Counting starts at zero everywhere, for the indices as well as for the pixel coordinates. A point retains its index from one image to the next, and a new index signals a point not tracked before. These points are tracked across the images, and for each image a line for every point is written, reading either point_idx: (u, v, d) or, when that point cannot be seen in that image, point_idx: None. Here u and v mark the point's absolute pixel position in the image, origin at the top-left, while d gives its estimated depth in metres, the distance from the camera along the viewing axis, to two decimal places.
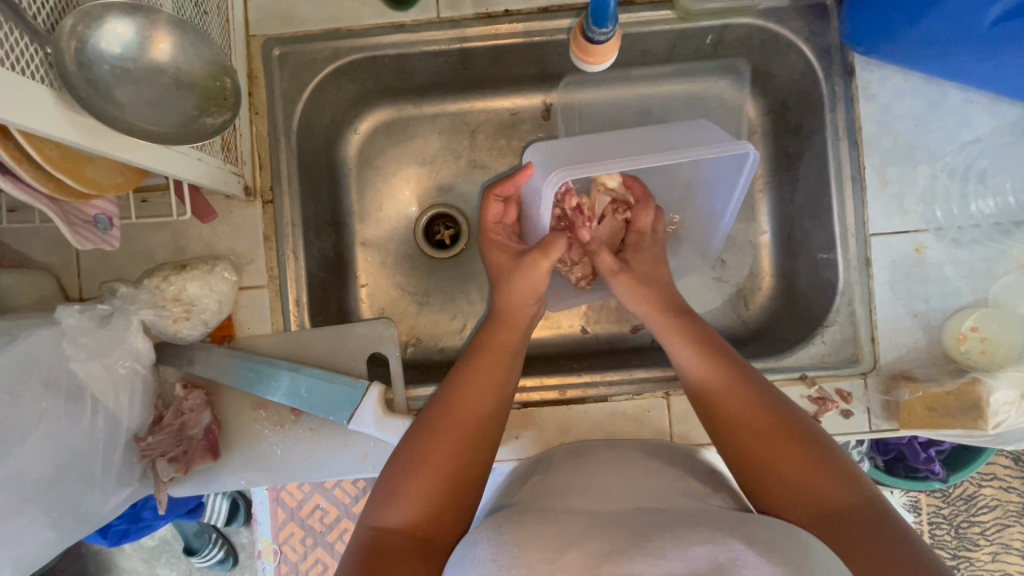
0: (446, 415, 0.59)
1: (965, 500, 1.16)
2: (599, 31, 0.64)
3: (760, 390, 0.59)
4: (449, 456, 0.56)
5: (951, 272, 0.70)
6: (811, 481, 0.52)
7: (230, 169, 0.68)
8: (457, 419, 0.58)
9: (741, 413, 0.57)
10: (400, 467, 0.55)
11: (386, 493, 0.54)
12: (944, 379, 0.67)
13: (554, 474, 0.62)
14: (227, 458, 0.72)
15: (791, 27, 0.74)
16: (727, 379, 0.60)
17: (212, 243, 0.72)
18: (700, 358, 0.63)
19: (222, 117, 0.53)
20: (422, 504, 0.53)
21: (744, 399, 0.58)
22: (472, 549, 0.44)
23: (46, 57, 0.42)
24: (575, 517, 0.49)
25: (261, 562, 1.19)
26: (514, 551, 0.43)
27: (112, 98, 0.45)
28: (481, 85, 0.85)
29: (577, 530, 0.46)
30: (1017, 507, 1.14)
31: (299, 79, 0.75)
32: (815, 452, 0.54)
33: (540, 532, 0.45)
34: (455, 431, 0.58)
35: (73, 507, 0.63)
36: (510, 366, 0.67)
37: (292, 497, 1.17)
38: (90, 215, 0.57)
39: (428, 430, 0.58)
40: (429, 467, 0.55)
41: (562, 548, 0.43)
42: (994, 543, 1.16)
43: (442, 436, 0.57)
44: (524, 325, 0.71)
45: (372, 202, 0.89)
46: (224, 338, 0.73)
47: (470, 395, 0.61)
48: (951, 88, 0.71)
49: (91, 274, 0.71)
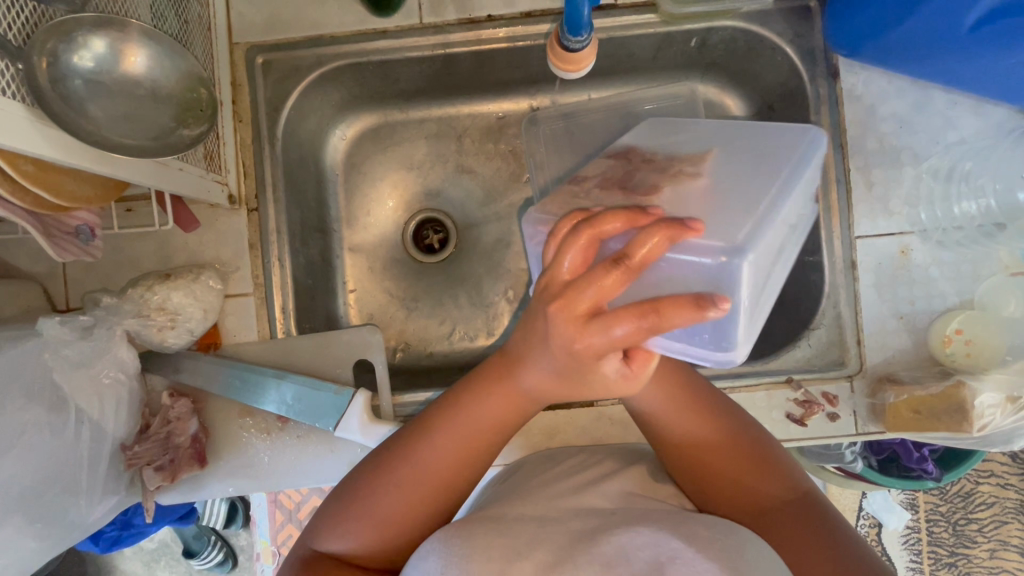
0: (381, 456, 0.55)
1: (962, 497, 1.16)
2: (573, 39, 0.64)
3: (704, 403, 0.54)
4: (399, 506, 0.53)
5: (937, 274, 0.70)
6: (745, 484, 0.52)
7: (213, 178, 0.68)
8: (405, 479, 0.53)
9: (681, 436, 0.53)
10: (339, 503, 0.55)
11: (331, 523, 0.54)
12: (930, 382, 0.67)
13: (526, 470, 0.61)
14: (214, 466, 0.72)
15: (775, 29, 0.74)
16: (664, 400, 0.53)
17: (197, 252, 0.72)
18: (655, 385, 0.52)
19: (199, 129, 0.54)
20: (373, 539, 0.53)
21: (680, 421, 0.53)
22: (423, 560, 0.45)
23: (19, 72, 0.41)
24: (527, 522, 0.49)
25: (260, 564, 1.21)
26: (464, 564, 0.44)
27: (86, 113, 0.46)
28: (467, 89, 0.85)
29: (529, 535, 0.47)
30: (1014, 504, 1.14)
31: (283, 87, 0.75)
32: (750, 453, 0.53)
33: (489, 542, 0.45)
34: (403, 486, 0.53)
35: (60, 517, 0.64)
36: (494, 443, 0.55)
37: (290, 499, 1.18)
38: (71, 227, 0.58)
39: (364, 474, 0.55)
40: (375, 514, 0.53)
41: (510, 561, 0.44)
42: (991, 539, 1.16)
43: (384, 486, 0.53)
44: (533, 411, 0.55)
45: (360, 208, 0.89)
46: (210, 346, 0.73)
47: (422, 454, 0.53)
48: (936, 89, 0.71)
49: (78, 284, 0.71)
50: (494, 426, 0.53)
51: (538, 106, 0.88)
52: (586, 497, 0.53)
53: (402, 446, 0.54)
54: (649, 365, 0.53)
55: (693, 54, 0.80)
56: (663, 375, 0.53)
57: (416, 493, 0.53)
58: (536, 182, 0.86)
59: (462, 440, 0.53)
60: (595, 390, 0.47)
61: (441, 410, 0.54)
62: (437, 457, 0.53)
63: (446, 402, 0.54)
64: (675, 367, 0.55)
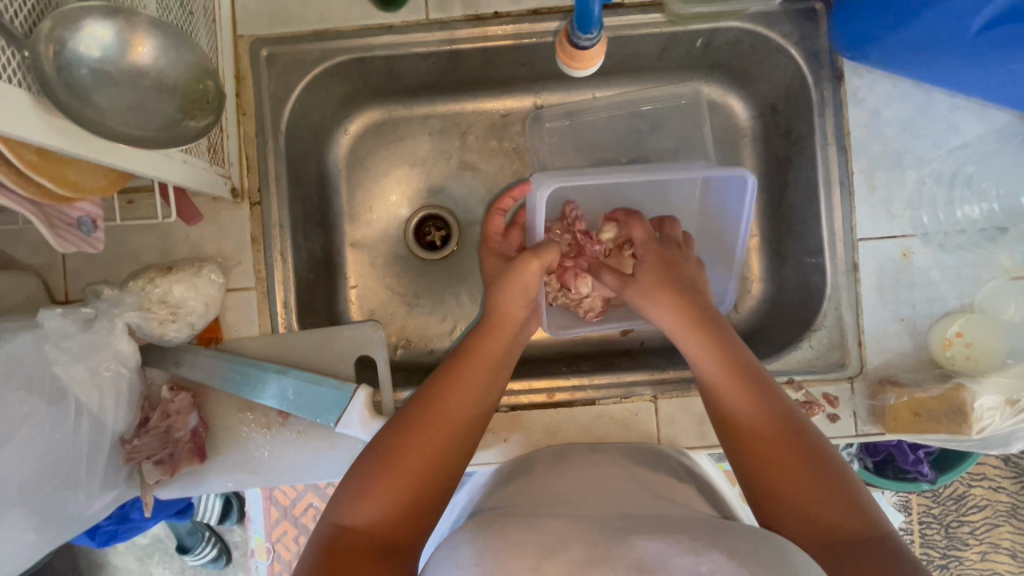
0: (424, 406, 0.61)
1: (955, 500, 1.16)
2: (584, 37, 0.64)
3: (771, 403, 0.58)
4: (431, 445, 0.57)
5: (937, 277, 0.71)
6: (796, 499, 0.51)
7: (216, 170, 0.67)
8: (440, 415, 0.60)
9: (741, 413, 0.58)
10: (376, 459, 0.57)
11: (355, 489, 0.54)
12: (930, 384, 0.68)
13: (536, 478, 0.63)
14: (214, 460, 0.72)
15: (781, 31, 0.74)
16: (722, 368, 0.61)
17: (198, 246, 0.72)
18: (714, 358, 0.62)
19: (205, 121, 0.52)
20: (393, 502, 0.53)
21: (740, 395, 0.59)
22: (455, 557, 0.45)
23: (24, 60, 0.41)
24: (556, 521, 0.50)
25: (253, 560, 1.20)
26: (499, 556, 0.44)
27: (91, 102, 0.45)
28: (471, 86, 0.85)
29: (558, 534, 0.47)
30: (1006, 507, 1.15)
31: (287, 81, 0.74)
32: (813, 476, 0.52)
33: (521, 539, 0.46)
34: (439, 426, 0.59)
35: (58, 510, 0.63)
36: (495, 372, 0.67)
37: (285, 495, 1.17)
38: (73, 218, 0.57)
39: (407, 425, 0.59)
40: (409, 454, 0.56)
41: (543, 556, 0.44)
42: (983, 542, 1.17)
43: (424, 425, 0.59)
44: (512, 330, 0.72)
45: (362, 203, 0.88)
46: (211, 340, 0.72)
47: (454, 392, 0.62)
48: (940, 93, 0.71)
49: (77, 276, 0.71)
50: (497, 349, 0.69)
51: (542, 104, 0.87)
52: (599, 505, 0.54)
53: (442, 385, 0.63)
54: (716, 342, 0.63)
55: (699, 55, 0.80)
56: (733, 358, 0.61)
57: (445, 436, 0.59)
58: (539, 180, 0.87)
59: (477, 369, 0.65)
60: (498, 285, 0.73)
61: (463, 351, 0.68)
62: (463, 392, 0.62)
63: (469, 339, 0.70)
64: (749, 356, 0.62)
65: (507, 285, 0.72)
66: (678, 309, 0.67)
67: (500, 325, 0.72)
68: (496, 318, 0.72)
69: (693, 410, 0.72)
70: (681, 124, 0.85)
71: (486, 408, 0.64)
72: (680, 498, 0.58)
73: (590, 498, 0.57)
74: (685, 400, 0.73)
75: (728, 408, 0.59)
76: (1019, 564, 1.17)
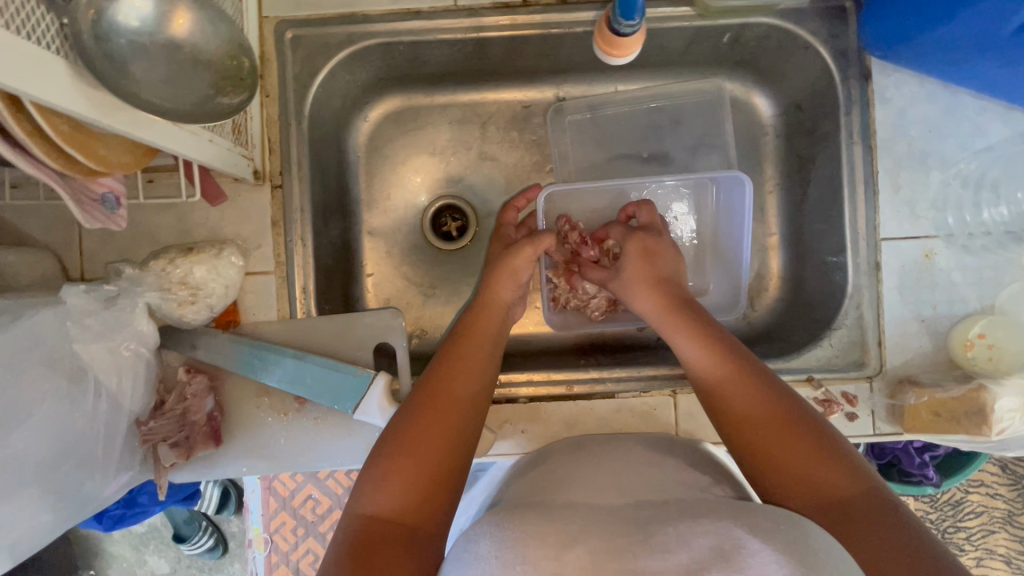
0: (425, 388, 0.61)
1: (951, 506, 1.12)
2: (626, 23, 0.65)
3: (759, 379, 0.58)
4: (441, 419, 0.58)
5: (959, 278, 0.71)
6: (806, 475, 0.51)
7: (240, 152, 0.66)
8: (446, 392, 0.60)
9: (734, 398, 0.57)
10: (388, 442, 0.56)
11: (374, 481, 0.54)
12: (950, 385, 0.68)
13: (552, 466, 0.61)
14: (229, 445, 0.71)
15: (809, 28, 0.73)
16: (705, 356, 0.61)
17: (218, 227, 0.71)
18: (702, 349, 0.61)
19: (237, 98, 0.51)
20: (409, 488, 0.53)
21: (733, 380, 0.58)
22: (474, 545, 0.44)
23: (63, 28, 0.42)
24: (575, 513, 0.48)
25: (251, 552, 1.07)
26: (519, 548, 0.42)
27: (127, 73, 0.45)
28: (494, 75, 0.84)
29: (579, 525, 0.45)
30: (1002, 514, 1.11)
31: (312, 64, 0.74)
32: (815, 448, 0.52)
33: (542, 529, 0.44)
34: (444, 402, 0.59)
35: (73, 490, 0.63)
36: (489, 358, 0.66)
37: (285, 486, 1.06)
38: (98, 193, 0.56)
39: (410, 414, 0.58)
40: (421, 432, 0.56)
41: (565, 545, 0.42)
42: (978, 549, 1.13)
43: (429, 404, 0.59)
44: (501, 312, 0.73)
45: (380, 191, 0.87)
46: (229, 323, 0.72)
47: (453, 370, 0.63)
48: (966, 95, 0.72)
49: (93, 256, 0.70)
50: (492, 331, 0.70)
51: (564, 96, 0.87)
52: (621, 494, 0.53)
53: (441, 366, 0.64)
54: (701, 327, 0.63)
55: (725, 50, 0.80)
56: (717, 344, 0.61)
57: (454, 410, 0.59)
58: (559, 172, 0.86)
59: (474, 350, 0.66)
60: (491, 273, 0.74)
61: (456, 336, 0.68)
62: (462, 370, 0.63)
63: (460, 324, 0.71)
64: (731, 340, 0.62)
65: (496, 270, 0.74)
66: (660, 298, 0.68)
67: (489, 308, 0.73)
68: (490, 303, 0.73)
69: None
70: (703, 120, 0.84)
71: (490, 381, 0.65)
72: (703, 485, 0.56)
73: (614, 481, 0.56)
74: None
75: (721, 396, 0.58)
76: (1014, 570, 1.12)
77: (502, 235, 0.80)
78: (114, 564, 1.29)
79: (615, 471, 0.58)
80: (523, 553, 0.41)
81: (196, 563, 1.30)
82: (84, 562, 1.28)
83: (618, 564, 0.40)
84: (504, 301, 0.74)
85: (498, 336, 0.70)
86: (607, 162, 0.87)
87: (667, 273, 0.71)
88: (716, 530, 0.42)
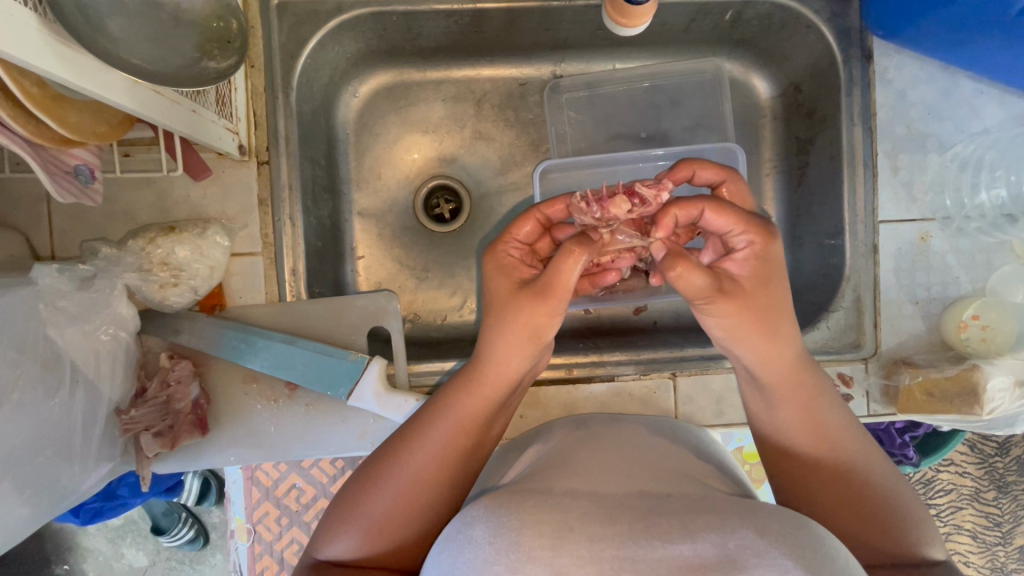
0: (383, 458, 0.55)
1: (923, 484, 1.13)
2: None
3: (832, 418, 0.54)
4: (395, 504, 0.52)
5: (953, 261, 0.71)
6: (860, 528, 0.50)
7: (224, 124, 0.62)
8: (401, 474, 0.53)
9: (799, 435, 0.54)
10: (344, 502, 0.54)
11: (336, 525, 0.53)
12: (945, 365, 0.69)
13: (568, 448, 0.57)
14: (215, 434, 0.68)
15: (812, 7, 0.72)
16: (798, 400, 0.54)
17: (201, 205, 0.67)
18: (805, 384, 0.54)
19: (226, 61, 0.52)
20: (376, 541, 0.52)
21: (805, 421, 0.54)
22: (468, 527, 0.39)
23: None
24: (576, 496, 0.42)
25: (234, 542, 1.03)
26: (513, 534, 0.37)
27: (104, 30, 0.43)
28: (490, 51, 0.81)
29: (578, 510, 0.40)
30: (970, 491, 1.12)
31: (300, 33, 0.70)
32: (874, 505, 0.51)
33: (539, 514, 0.39)
34: (398, 489, 0.53)
35: (49, 482, 0.60)
36: (491, 423, 0.57)
37: (268, 475, 1.00)
38: (71, 166, 0.52)
39: (376, 466, 0.55)
40: (370, 516, 0.52)
41: (563, 532, 0.37)
42: (946, 524, 1.14)
43: (378, 486, 0.53)
44: (512, 378, 0.57)
45: (371, 169, 0.84)
46: (214, 307, 0.69)
47: (413, 453, 0.54)
48: (964, 77, 0.72)
49: (63, 234, 0.65)
50: (485, 399, 0.56)
51: (561, 73, 0.84)
52: (624, 478, 0.48)
53: (406, 431, 0.56)
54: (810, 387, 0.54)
55: (726, 28, 0.78)
56: (817, 407, 0.54)
57: (411, 499, 0.53)
58: (557, 151, 0.84)
59: (451, 425, 0.55)
60: (499, 312, 0.55)
61: (440, 398, 0.57)
62: (425, 453, 0.54)
63: (456, 377, 0.58)
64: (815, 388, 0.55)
65: (503, 323, 0.54)
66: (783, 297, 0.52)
67: (490, 367, 0.56)
68: (490, 367, 0.56)
69: (710, 388, 0.73)
70: (703, 99, 0.83)
71: (473, 456, 0.56)
72: (711, 475, 0.54)
73: (629, 461, 0.53)
74: (704, 377, 0.73)
75: (792, 429, 0.54)
76: (978, 544, 1.14)
77: (499, 258, 0.58)
78: (89, 557, 1.24)
79: (623, 455, 0.54)
80: (517, 539, 0.37)
81: (175, 555, 1.26)
82: (56, 558, 1.23)
83: (615, 550, 0.36)
84: (510, 369, 0.56)
85: (498, 401, 0.57)
86: (606, 143, 0.85)
87: (781, 282, 0.52)
88: (722, 526, 0.37)
